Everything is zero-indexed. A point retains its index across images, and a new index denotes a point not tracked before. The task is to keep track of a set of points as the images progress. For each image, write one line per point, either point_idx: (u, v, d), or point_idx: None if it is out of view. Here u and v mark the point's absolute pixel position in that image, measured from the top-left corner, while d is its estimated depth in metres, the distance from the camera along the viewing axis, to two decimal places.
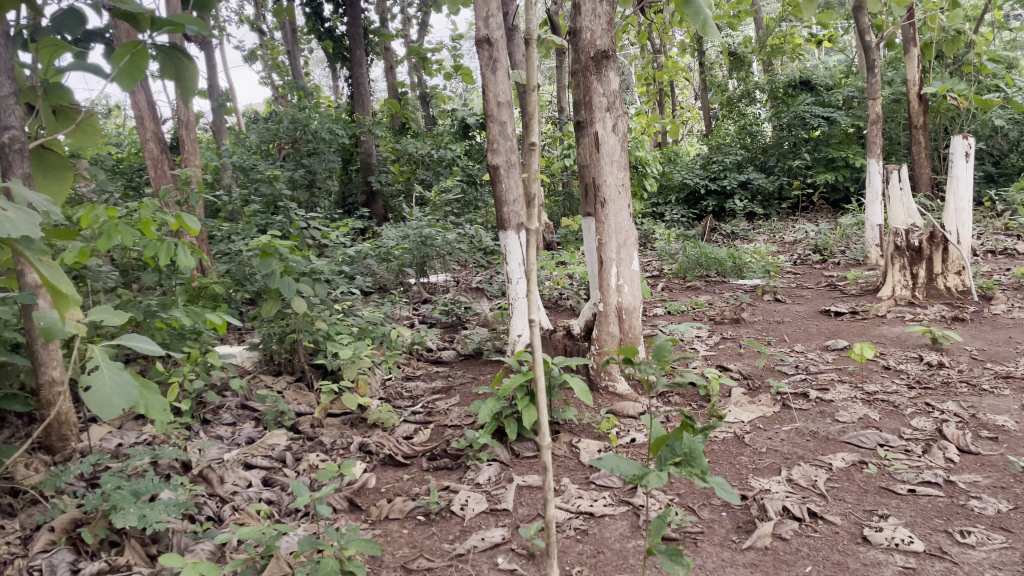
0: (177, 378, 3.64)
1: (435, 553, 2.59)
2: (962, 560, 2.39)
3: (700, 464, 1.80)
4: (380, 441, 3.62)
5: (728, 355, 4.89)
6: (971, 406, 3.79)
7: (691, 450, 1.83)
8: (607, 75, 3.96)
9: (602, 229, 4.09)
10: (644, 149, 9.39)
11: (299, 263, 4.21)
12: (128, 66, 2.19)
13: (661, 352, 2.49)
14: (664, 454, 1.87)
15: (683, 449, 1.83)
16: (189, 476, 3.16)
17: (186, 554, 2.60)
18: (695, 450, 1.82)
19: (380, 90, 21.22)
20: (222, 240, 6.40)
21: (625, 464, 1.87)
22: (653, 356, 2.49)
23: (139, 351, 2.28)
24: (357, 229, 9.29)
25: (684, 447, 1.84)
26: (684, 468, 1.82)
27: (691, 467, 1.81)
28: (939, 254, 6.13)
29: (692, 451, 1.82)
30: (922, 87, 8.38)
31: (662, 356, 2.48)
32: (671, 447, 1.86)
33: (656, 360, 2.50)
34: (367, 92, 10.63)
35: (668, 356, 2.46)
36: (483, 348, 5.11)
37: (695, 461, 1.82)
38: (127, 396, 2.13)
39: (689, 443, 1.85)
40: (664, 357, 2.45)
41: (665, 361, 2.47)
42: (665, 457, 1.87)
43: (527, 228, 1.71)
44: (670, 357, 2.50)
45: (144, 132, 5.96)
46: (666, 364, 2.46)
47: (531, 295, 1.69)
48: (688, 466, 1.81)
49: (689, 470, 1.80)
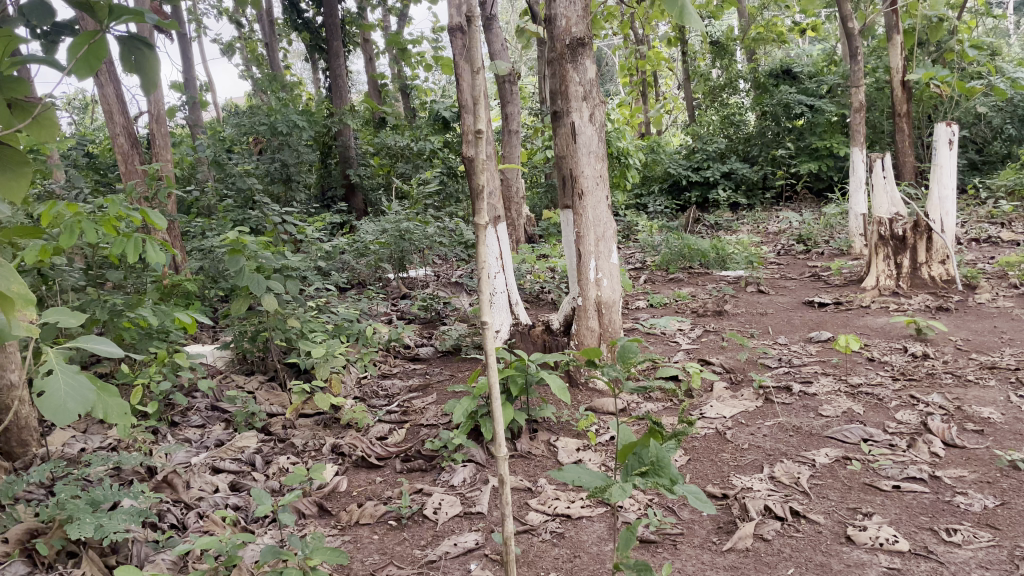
0: (142, 380, 3.51)
1: (406, 560, 2.49)
2: (948, 560, 2.32)
3: (667, 474, 1.68)
4: (353, 442, 3.52)
5: (710, 348, 4.82)
6: (956, 398, 3.73)
7: (658, 459, 1.71)
8: (584, 63, 3.86)
9: (580, 222, 4.00)
10: (626, 140, 9.27)
11: (270, 260, 4.07)
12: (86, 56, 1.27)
13: (625, 354, 2.22)
14: (631, 463, 1.77)
15: (651, 457, 1.73)
16: (153, 483, 3.03)
17: (145, 566, 2.47)
18: (663, 458, 1.71)
19: (362, 83, 21.04)
20: (195, 236, 6.26)
21: (587, 475, 1.78)
22: (617, 358, 2.23)
23: (97, 351, 1.95)
24: (336, 223, 9.16)
25: (652, 455, 1.74)
26: (650, 478, 1.71)
27: (658, 477, 1.70)
28: (923, 243, 6.05)
29: (659, 459, 1.70)
30: (905, 75, 8.33)
31: (627, 357, 2.21)
32: (638, 456, 1.77)
33: (620, 363, 2.23)
34: (345, 84, 10.49)
35: (635, 358, 2.20)
36: (462, 344, 5.01)
37: (663, 471, 1.70)
38: (84, 401, 1.89)
39: (657, 451, 1.74)
40: (629, 359, 2.20)
41: (630, 363, 2.20)
42: (631, 467, 1.76)
43: (476, 224, 1.60)
44: (637, 359, 2.22)
45: (113, 126, 5.81)
46: (631, 368, 2.21)
47: (482, 299, 1.61)
48: (655, 476, 1.70)
49: (655, 481, 1.69)
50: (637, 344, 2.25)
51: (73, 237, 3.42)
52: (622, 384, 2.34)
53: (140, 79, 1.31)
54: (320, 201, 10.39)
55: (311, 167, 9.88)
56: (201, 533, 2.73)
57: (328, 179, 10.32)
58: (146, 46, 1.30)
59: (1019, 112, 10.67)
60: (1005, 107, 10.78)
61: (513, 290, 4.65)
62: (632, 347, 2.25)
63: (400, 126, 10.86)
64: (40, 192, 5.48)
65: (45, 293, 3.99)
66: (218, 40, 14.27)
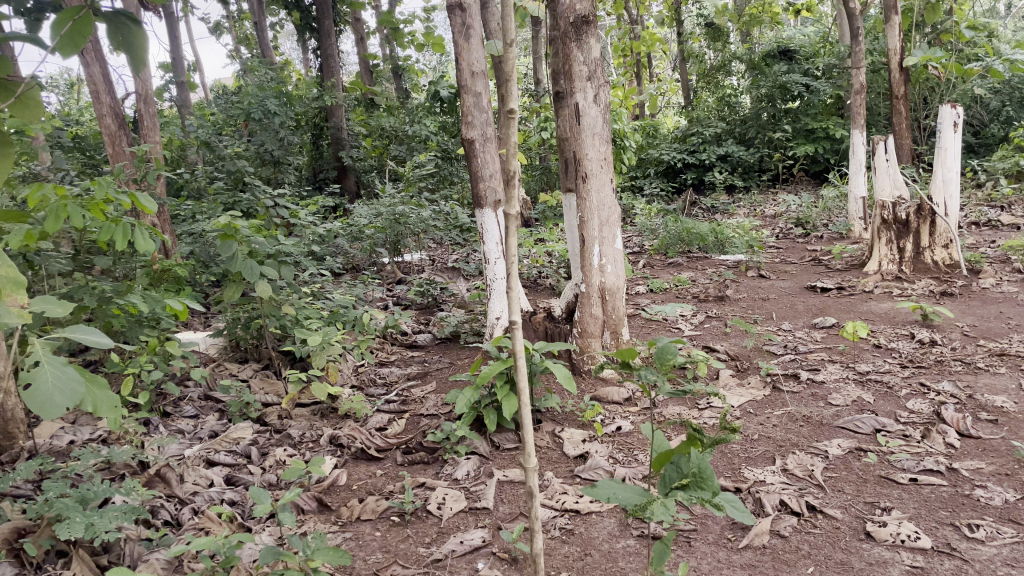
0: (132, 370, 3.39)
1: (410, 559, 2.40)
2: (973, 558, 2.24)
3: (710, 487, 1.61)
4: (352, 433, 3.42)
5: (713, 335, 4.74)
6: (967, 385, 3.66)
7: (701, 471, 1.63)
8: (588, 42, 3.74)
9: (583, 207, 3.89)
10: (623, 122, 9.14)
11: (263, 244, 3.93)
12: (73, 37, 1.14)
13: (664, 355, 1.95)
14: (669, 474, 1.68)
15: (692, 468, 1.64)
16: (145, 478, 2.93)
17: (139, 565, 2.38)
18: (705, 470, 1.63)
19: (353, 62, 20.82)
20: (185, 219, 6.11)
21: (625, 491, 1.67)
22: (654, 359, 1.96)
23: (87, 343, 1.90)
24: (328, 207, 9.02)
25: (693, 465, 1.65)
26: (692, 492, 1.62)
27: (701, 491, 1.62)
28: (926, 228, 5.96)
29: (702, 471, 1.62)
30: (904, 57, 8.23)
31: (666, 360, 1.94)
32: (676, 465, 1.67)
33: (658, 365, 1.96)
34: (336, 64, 10.35)
35: (675, 360, 1.93)
36: (461, 331, 4.91)
37: (706, 484, 1.62)
38: (73, 394, 1.78)
39: (697, 462, 1.65)
40: (667, 361, 1.93)
41: (668, 366, 1.94)
42: (669, 479, 1.67)
43: (505, 215, 1.50)
44: (675, 361, 1.96)
45: (99, 107, 5.65)
46: (669, 370, 1.94)
47: (510, 293, 1.50)
48: (697, 490, 1.62)
49: (700, 497, 1.61)
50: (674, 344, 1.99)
51: (59, 221, 3.26)
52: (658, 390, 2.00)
53: (130, 58, 1.19)
54: (312, 183, 10.28)
55: (302, 148, 9.76)
56: (197, 531, 2.62)
57: (320, 161, 10.25)
58: (132, 23, 1.18)
59: (1016, 93, 10.58)
60: (1002, 89, 10.70)
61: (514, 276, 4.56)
62: (670, 348, 1.98)
63: (393, 106, 10.69)
64: (25, 174, 5.32)
65: (32, 278, 3.86)
66: (206, 20, 13.97)
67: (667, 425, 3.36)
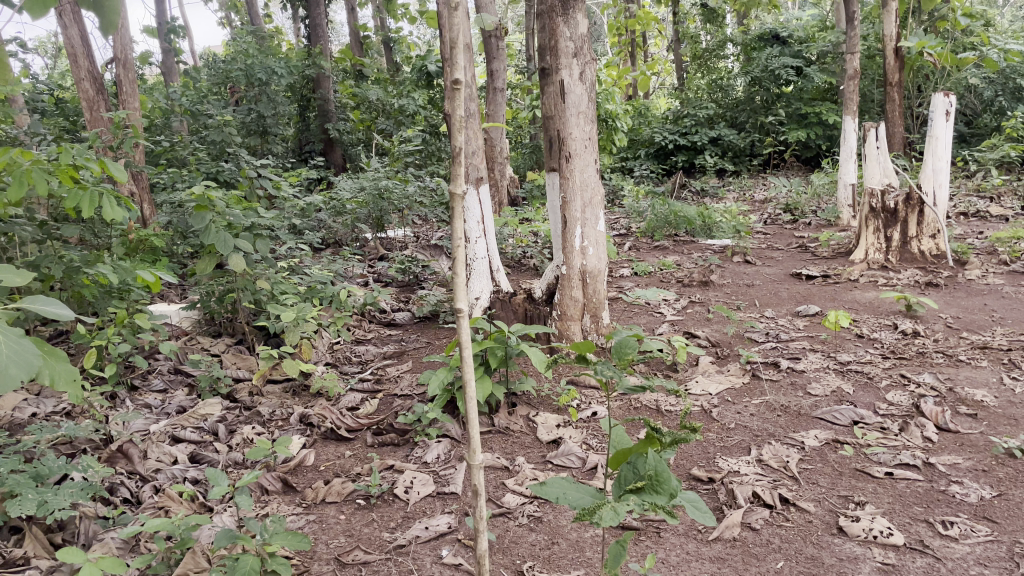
0: (98, 342, 3.30)
1: (373, 544, 2.34)
2: (946, 556, 2.20)
3: (666, 490, 1.48)
4: (322, 412, 3.34)
5: (695, 320, 4.69)
6: (948, 378, 3.62)
7: (657, 473, 1.51)
8: (575, 18, 3.64)
9: (566, 186, 3.81)
10: (614, 102, 9.02)
11: (239, 218, 3.83)
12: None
13: (622, 350, 1.80)
14: (626, 474, 1.57)
15: (648, 471, 1.52)
16: (106, 454, 2.86)
17: (93, 544, 2.31)
18: (662, 472, 1.51)
19: (344, 32, 20.54)
20: (164, 188, 5.98)
21: (575, 493, 1.58)
22: (612, 354, 1.81)
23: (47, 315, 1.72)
24: (311, 179, 8.89)
25: (649, 467, 1.54)
26: (646, 496, 1.50)
27: (655, 494, 1.49)
28: (914, 217, 5.90)
29: (658, 473, 1.51)
30: (899, 42, 8.11)
31: (625, 354, 1.78)
32: (633, 466, 1.56)
33: (616, 360, 1.80)
34: (324, 35, 10.18)
35: (634, 355, 1.79)
36: (440, 311, 4.84)
37: (662, 487, 1.49)
38: (27, 366, 1.56)
39: (655, 463, 1.54)
40: (626, 357, 1.78)
41: (628, 362, 1.77)
42: (625, 480, 1.56)
43: (451, 192, 1.39)
44: (636, 357, 1.80)
45: (76, 69, 5.51)
46: (629, 366, 1.78)
47: (456, 277, 1.40)
48: (652, 494, 1.50)
49: (653, 502, 1.47)
50: (636, 340, 1.84)
51: (23, 187, 3.09)
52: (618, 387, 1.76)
53: None
54: (297, 155, 10.14)
55: (288, 119, 9.62)
56: (156, 510, 2.55)
57: (306, 133, 10.11)
58: None
59: (1010, 84, 10.49)
60: (996, 79, 10.61)
61: (494, 256, 4.50)
62: (629, 342, 1.83)
63: (382, 79, 10.53)
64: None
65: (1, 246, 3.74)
66: None
67: (643, 410, 3.32)
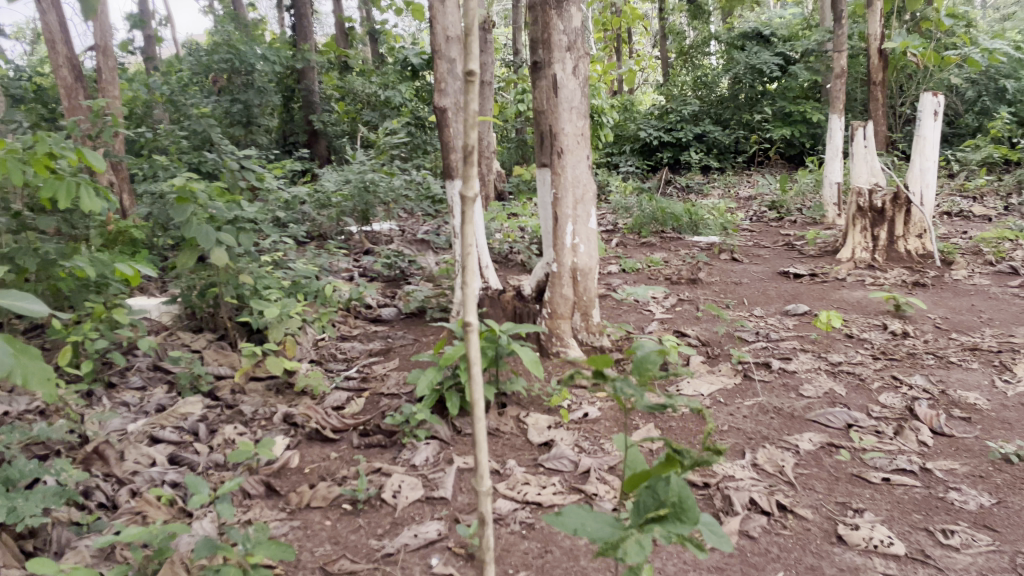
0: (73, 338, 3.19)
1: (360, 553, 2.26)
2: (948, 566, 2.15)
3: (690, 518, 1.41)
4: (307, 412, 3.24)
5: (685, 319, 4.64)
6: (939, 380, 3.59)
7: (680, 499, 1.44)
8: (569, 11, 3.56)
9: (558, 182, 3.73)
10: (600, 97, 8.96)
11: (221, 211, 3.71)
12: None
13: (643, 365, 1.71)
14: (644, 499, 1.49)
15: (671, 497, 1.44)
16: (81, 455, 2.76)
17: (66, 553, 2.22)
18: (685, 497, 1.43)
19: (330, 23, 20.25)
20: (144, 178, 5.82)
21: (594, 522, 1.49)
22: (633, 368, 1.72)
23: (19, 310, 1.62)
24: (295, 171, 8.76)
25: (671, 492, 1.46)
26: (670, 525, 1.43)
27: (678, 523, 1.43)
28: (901, 216, 5.89)
29: (681, 499, 1.43)
30: (883, 43, 8.09)
31: (645, 369, 1.69)
32: (653, 491, 1.48)
33: (635, 375, 1.71)
34: (309, 26, 10.02)
35: (655, 370, 1.70)
36: (427, 307, 4.75)
37: (685, 515, 1.42)
38: None
39: (678, 488, 1.46)
40: (647, 372, 1.69)
41: (648, 378, 1.69)
42: (643, 505, 1.49)
43: (463, 194, 1.31)
44: (655, 372, 1.72)
45: (54, 55, 5.34)
46: (649, 381, 1.69)
47: (468, 289, 1.34)
48: (675, 522, 1.43)
49: (677, 531, 1.41)
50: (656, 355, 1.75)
51: None
52: (637, 404, 1.62)
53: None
54: (280, 146, 9.99)
55: (272, 109, 9.48)
56: (133, 515, 2.46)
57: (290, 124, 9.98)
58: None
59: (993, 84, 10.51)
60: (979, 79, 10.61)
61: (483, 252, 4.42)
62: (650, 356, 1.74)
63: (366, 70, 10.38)
64: None
65: None
66: None
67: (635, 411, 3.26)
